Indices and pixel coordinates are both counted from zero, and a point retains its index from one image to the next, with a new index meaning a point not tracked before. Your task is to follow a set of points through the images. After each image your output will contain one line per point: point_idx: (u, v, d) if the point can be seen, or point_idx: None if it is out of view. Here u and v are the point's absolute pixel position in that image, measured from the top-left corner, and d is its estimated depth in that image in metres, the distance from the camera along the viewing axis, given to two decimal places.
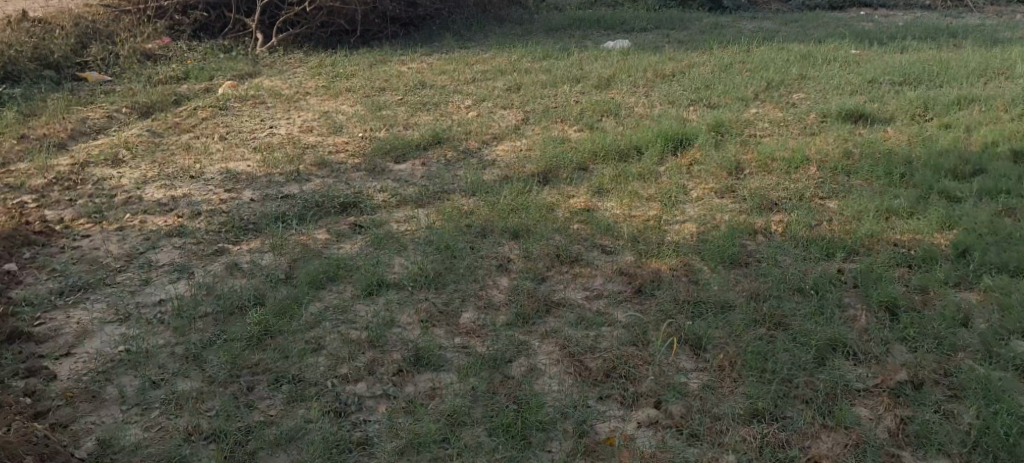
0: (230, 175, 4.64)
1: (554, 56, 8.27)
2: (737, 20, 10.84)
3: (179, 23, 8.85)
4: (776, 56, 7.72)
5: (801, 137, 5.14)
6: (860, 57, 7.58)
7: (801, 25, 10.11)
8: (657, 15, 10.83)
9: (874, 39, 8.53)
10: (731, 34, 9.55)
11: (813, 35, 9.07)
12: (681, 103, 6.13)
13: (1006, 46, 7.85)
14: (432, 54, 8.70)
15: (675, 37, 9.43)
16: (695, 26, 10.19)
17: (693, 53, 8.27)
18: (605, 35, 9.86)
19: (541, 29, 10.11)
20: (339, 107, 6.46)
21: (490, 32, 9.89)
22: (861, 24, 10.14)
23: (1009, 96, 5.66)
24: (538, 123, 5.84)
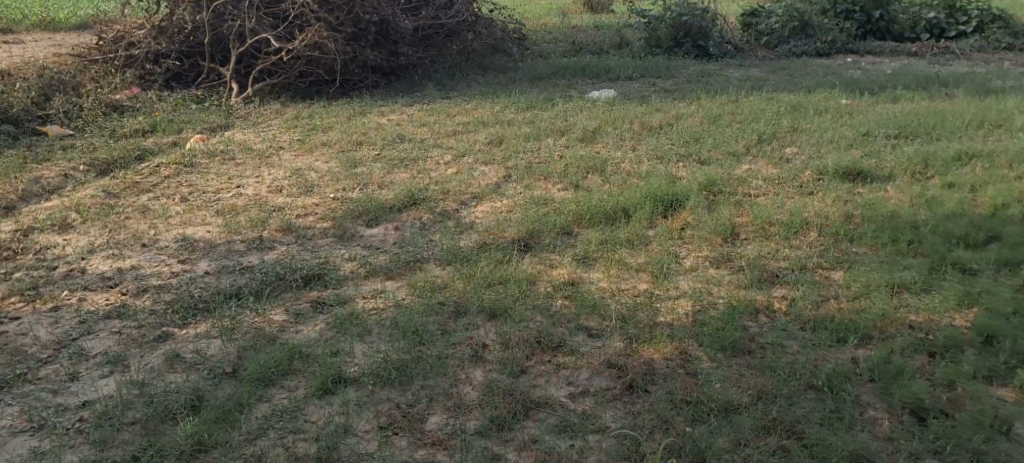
0: (186, 243, 4.40)
1: (538, 107, 8.01)
2: (725, 67, 10.66)
3: (150, 72, 8.64)
4: (766, 106, 7.47)
5: (797, 198, 4.86)
6: (853, 108, 7.34)
7: (790, 73, 9.91)
8: (643, 63, 10.62)
9: (866, 88, 8.32)
10: (719, 82, 9.33)
11: (803, 84, 8.85)
12: (670, 159, 5.85)
13: (1001, 95, 7.65)
14: (411, 104, 8.42)
15: (662, 85, 9.20)
16: (682, 74, 9.97)
17: (680, 102, 8.02)
18: (590, 83, 9.62)
19: (525, 78, 9.86)
20: (311, 163, 6.16)
21: (473, 81, 9.64)
22: (851, 72, 9.96)
23: (1013, 151, 5.41)
24: (519, 181, 5.53)
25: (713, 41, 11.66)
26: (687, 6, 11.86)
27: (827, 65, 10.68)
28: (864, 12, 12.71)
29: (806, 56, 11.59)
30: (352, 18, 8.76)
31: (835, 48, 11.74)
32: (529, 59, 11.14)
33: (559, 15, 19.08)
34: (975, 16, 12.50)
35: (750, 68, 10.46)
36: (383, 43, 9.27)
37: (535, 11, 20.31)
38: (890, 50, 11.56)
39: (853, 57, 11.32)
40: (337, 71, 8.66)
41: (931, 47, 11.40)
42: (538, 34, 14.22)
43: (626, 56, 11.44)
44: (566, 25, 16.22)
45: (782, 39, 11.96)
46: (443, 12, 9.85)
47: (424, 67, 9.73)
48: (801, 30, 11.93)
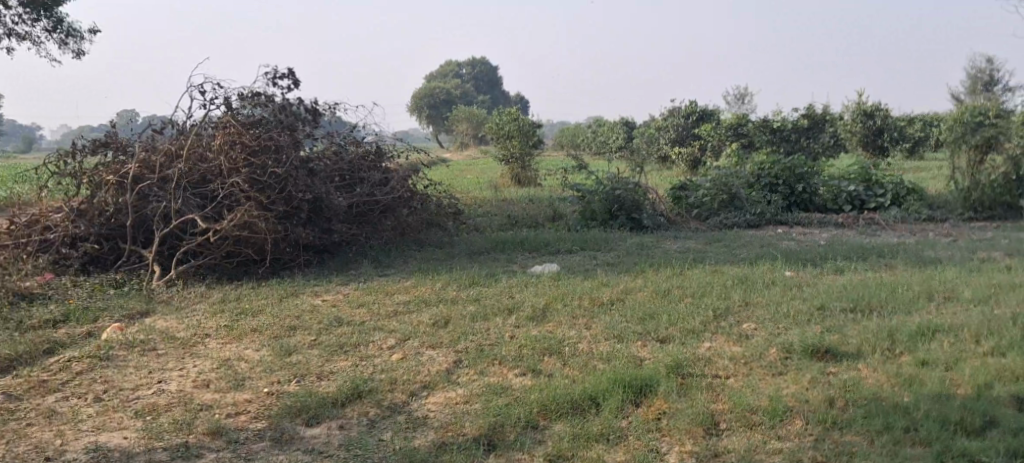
0: (100, 453, 3.89)
1: (481, 283, 7.76)
2: (662, 239, 10.73)
3: (65, 256, 8.19)
4: (713, 279, 7.38)
5: (769, 380, 4.61)
6: (799, 280, 7.31)
7: (727, 244, 9.99)
8: (580, 236, 10.60)
9: (805, 258, 8.36)
10: (659, 254, 9.30)
11: (743, 256, 8.88)
12: (628, 336, 5.60)
13: (939, 265, 7.75)
14: (349, 283, 8.10)
15: (604, 259, 9.12)
16: (620, 247, 9.94)
17: (625, 276, 7.89)
18: (530, 257, 9.48)
19: (464, 253, 9.67)
20: (242, 352, 5.73)
21: (410, 258, 9.39)
22: (785, 243, 10.10)
23: (972, 324, 5.35)
24: (473, 365, 5.16)
25: (646, 213, 11.80)
26: (619, 180, 12.05)
27: (760, 236, 10.82)
28: (788, 185, 13.23)
29: (738, 227, 11.77)
30: (284, 196, 8.48)
31: (765, 219, 11.91)
32: (466, 234, 11.01)
33: (486, 188, 19.26)
34: (891, 188, 13.11)
35: (687, 240, 10.57)
36: (316, 221, 8.99)
37: (463, 184, 20.51)
38: (817, 221, 11.85)
39: (783, 228, 11.57)
40: (267, 250, 8.29)
41: (856, 218, 11.77)
42: (470, 207, 14.21)
43: (562, 230, 11.43)
44: (496, 199, 16.32)
45: (713, 211, 12.24)
46: (379, 188, 9.68)
47: (359, 244, 9.45)
48: (730, 202, 12.29)
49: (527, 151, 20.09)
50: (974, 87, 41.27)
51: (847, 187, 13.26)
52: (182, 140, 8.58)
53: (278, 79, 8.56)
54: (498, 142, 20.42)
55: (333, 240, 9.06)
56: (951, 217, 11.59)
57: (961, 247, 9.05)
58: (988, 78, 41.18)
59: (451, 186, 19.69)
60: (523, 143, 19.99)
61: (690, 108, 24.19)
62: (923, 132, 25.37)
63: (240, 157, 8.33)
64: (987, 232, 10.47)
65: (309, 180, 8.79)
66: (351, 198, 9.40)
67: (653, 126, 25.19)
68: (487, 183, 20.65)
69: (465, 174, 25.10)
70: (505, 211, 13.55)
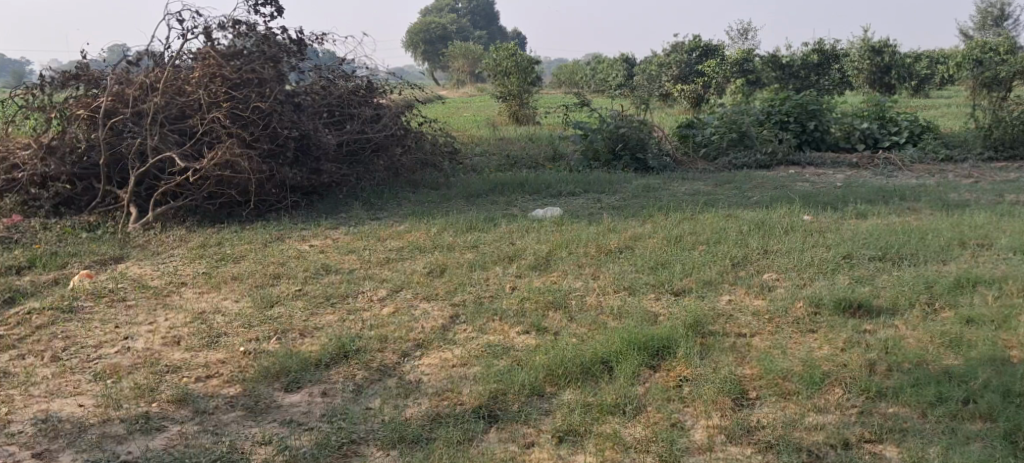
0: (47, 427, 3.48)
1: (478, 228, 7.28)
2: (668, 181, 10.21)
3: (35, 197, 7.72)
4: (727, 224, 6.91)
5: (798, 341, 4.17)
6: (818, 225, 6.84)
7: (737, 186, 9.50)
8: (583, 177, 10.09)
9: (823, 201, 7.87)
10: (666, 197, 8.81)
11: (755, 199, 8.40)
12: (638, 289, 5.15)
13: (966, 209, 7.28)
14: (338, 227, 7.62)
15: (608, 201, 8.63)
16: (625, 189, 9.44)
17: (632, 220, 7.41)
18: (531, 199, 8.98)
19: (461, 195, 9.16)
20: (219, 304, 5.27)
21: (404, 200, 8.89)
22: (798, 184, 9.61)
23: (1016, 276, 4.89)
24: (470, 321, 4.72)
25: (651, 153, 11.26)
26: (623, 118, 11.48)
27: (771, 177, 10.29)
28: (799, 123, 12.65)
29: (747, 168, 11.23)
30: (269, 134, 7.92)
31: (776, 160, 11.35)
32: (462, 176, 10.50)
33: (483, 127, 18.63)
34: (905, 127, 12.55)
35: (695, 181, 10.07)
36: (304, 160, 8.46)
37: (458, 123, 19.85)
38: (830, 161, 11.31)
39: (794, 169, 11.03)
40: (252, 193, 7.77)
41: (871, 158, 11.24)
42: (467, 147, 13.64)
43: (563, 171, 10.90)
44: (493, 137, 15.72)
45: (721, 151, 11.70)
46: (370, 126, 9.12)
47: (350, 186, 8.95)
48: (739, 142, 11.73)
49: (525, 88, 19.38)
50: (983, 23, 40.23)
51: (860, 126, 12.70)
52: (158, 72, 7.96)
53: (260, 7, 7.90)
54: (494, 78, 19.69)
55: (322, 181, 8.55)
56: (971, 157, 11.07)
57: (986, 189, 8.56)
58: (998, 13, 40.12)
59: (447, 125, 19.04)
60: (521, 80, 19.27)
61: (693, 44, 23.38)
62: (930, 70, 24.69)
63: (221, 90, 7.75)
64: (1010, 172, 9.96)
65: (296, 116, 8.22)
66: (341, 136, 8.84)
67: (655, 61, 24.38)
68: (484, 121, 20.00)
69: (461, 112, 24.39)
70: (503, 150, 12.99)
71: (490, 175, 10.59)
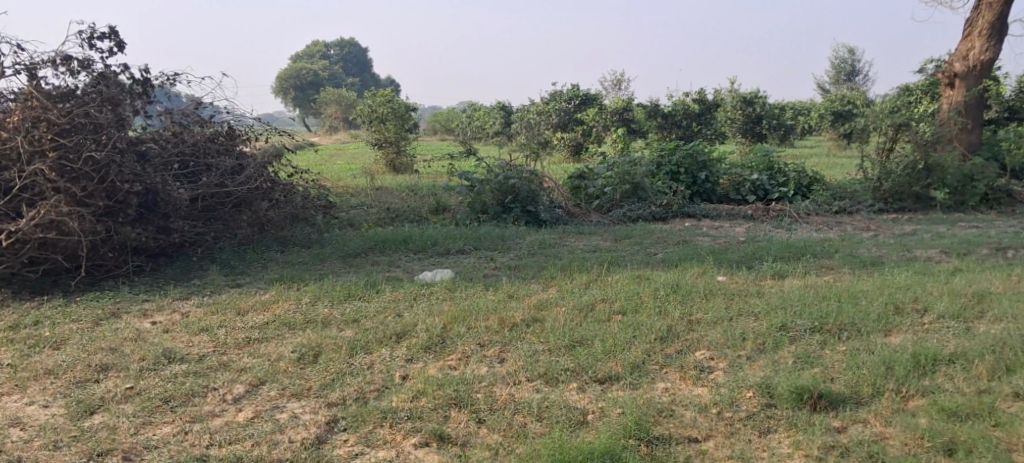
0: None
1: (357, 296, 6.28)
2: (564, 235, 9.51)
3: None
4: (638, 288, 6.20)
5: (761, 451, 3.49)
6: (736, 289, 6.23)
7: (637, 241, 8.90)
8: (472, 232, 9.27)
9: (733, 259, 7.33)
10: (565, 255, 8.08)
11: (661, 257, 7.79)
12: (557, 376, 4.31)
13: (882, 268, 6.87)
14: (190, 297, 6.44)
15: (503, 261, 7.83)
16: (519, 246, 8.67)
17: (532, 284, 6.61)
18: (417, 260, 8.06)
19: (336, 254, 8.14)
20: (20, 413, 4.06)
21: (271, 261, 7.79)
22: (700, 238, 9.10)
23: (978, 352, 4.35)
24: (354, 428, 3.74)
25: (542, 206, 10.58)
26: (511, 168, 10.77)
27: (670, 231, 9.77)
28: (690, 174, 12.30)
29: (642, 220, 10.70)
30: (107, 188, 6.71)
31: (671, 212, 10.86)
32: (338, 233, 9.46)
33: (358, 176, 17.55)
34: (793, 178, 12.41)
35: (592, 237, 9.41)
36: (150, 217, 7.28)
37: (331, 172, 18.67)
38: (725, 213, 10.94)
39: (690, 222, 10.58)
40: (82, 257, 6.54)
41: (765, 210, 10.94)
42: (341, 199, 12.56)
43: (449, 226, 10.04)
44: (369, 188, 14.68)
45: (614, 203, 11.14)
46: (230, 177, 8.02)
47: (205, 245, 7.81)
48: (633, 193, 11.22)
49: (402, 136, 18.66)
50: (837, 77, 42.36)
51: (750, 176, 12.47)
52: None
53: (96, 41, 6.71)
54: (369, 124, 18.68)
55: (171, 240, 7.39)
56: (862, 209, 10.95)
57: (891, 244, 8.27)
58: (851, 68, 42.39)
59: (318, 174, 17.84)
60: (397, 127, 18.37)
61: (572, 92, 23.16)
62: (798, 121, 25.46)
63: (44, 137, 6.44)
64: (905, 225, 9.83)
65: (139, 167, 7.05)
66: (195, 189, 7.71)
67: (533, 109, 24.00)
68: (358, 170, 18.91)
69: (333, 160, 23.16)
70: (381, 203, 12.00)
71: (368, 231, 9.59)
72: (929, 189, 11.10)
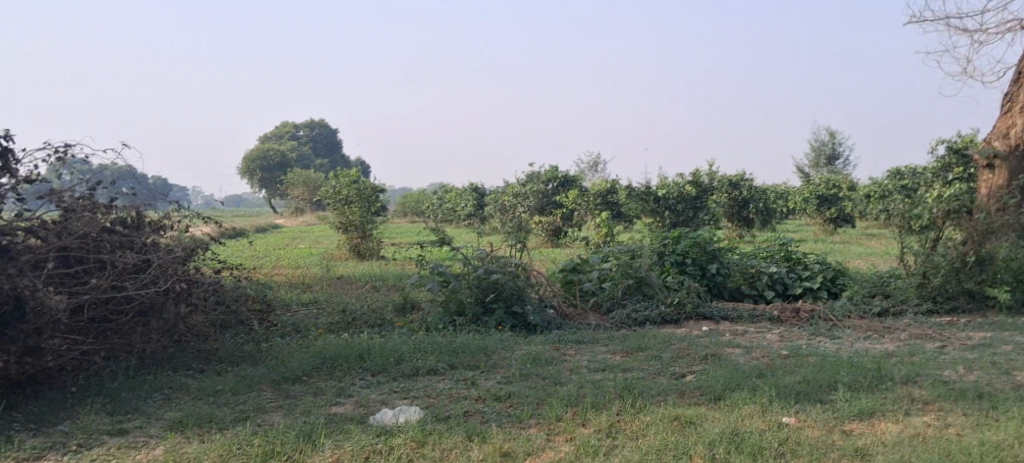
0: None
1: (284, 455, 4.37)
2: (560, 346, 7.70)
3: None
4: (685, 441, 4.36)
5: None
6: (823, 443, 4.42)
7: (653, 355, 7.08)
8: (446, 343, 7.39)
9: (795, 389, 5.54)
10: (568, 378, 6.23)
11: (693, 382, 5.99)
12: None
13: (1001, 405, 5.10)
14: (43, 456, 4.50)
15: (488, 387, 5.97)
16: (506, 363, 6.81)
17: (532, 433, 4.76)
18: (375, 385, 6.18)
19: (269, 377, 6.21)
20: None
21: (179, 390, 5.85)
22: (731, 351, 7.33)
23: None
24: None
25: (531, 306, 8.78)
26: (493, 259, 9.01)
27: (690, 339, 7.98)
28: (698, 266, 10.59)
29: (650, 323, 8.87)
30: None
31: (684, 312, 9.04)
32: (277, 345, 7.52)
33: (318, 264, 15.73)
34: (816, 271, 10.77)
35: (595, 348, 7.58)
36: (12, 332, 5.39)
37: (288, 258, 16.82)
38: (746, 313, 9.13)
39: (708, 325, 8.82)
40: None
41: (794, 311, 9.18)
42: (293, 295, 10.66)
43: (417, 332, 8.15)
44: (328, 281, 12.82)
45: (615, 301, 9.32)
46: (132, 276, 6.15)
47: (93, 367, 5.89)
48: (637, 290, 9.45)
49: (369, 218, 16.79)
50: (816, 160, 41.56)
51: (766, 269, 10.77)
52: None
53: None
54: (332, 207, 16.95)
55: (42, 365, 5.48)
56: (907, 311, 9.29)
57: (978, 362, 6.53)
58: (829, 152, 41.57)
59: (274, 262, 16.00)
60: (364, 209, 16.68)
61: (551, 174, 21.74)
62: None
63: None
64: (970, 332, 8.14)
65: None
66: (81, 294, 5.84)
67: (509, 191, 22.42)
68: (319, 256, 17.08)
69: (296, 245, 21.33)
70: (338, 300, 10.11)
71: (315, 341, 7.66)
72: (983, 286, 9.46)
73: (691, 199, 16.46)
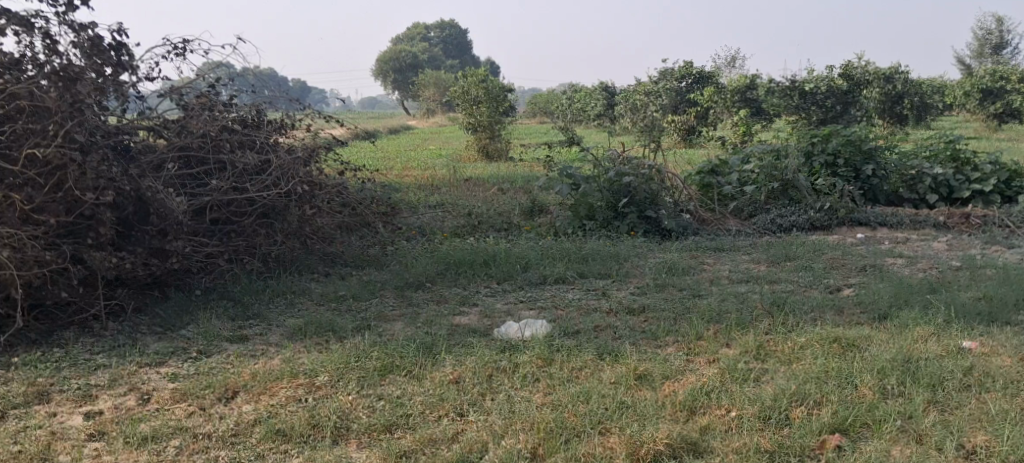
0: None
1: (403, 369, 4.13)
2: (698, 253, 7.16)
3: None
4: (847, 368, 3.83)
5: None
6: (1017, 374, 3.78)
7: (803, 265, 6.45)
8: (576, 249, 6.99)
9: (975, 307, 4.84)
10: (709, 291, 5.71)
11: (852, 297, 5.36)
12: None
13: None
14: (166, 362, 4.44)
15: (620, 299, 5.55)
16: (640, 272, 6.35)
17: (669, 353, 4.34)
18: (500, 293, 5.88)
19: (392, 283, 6.01)
20: None
21: (302, 296, 5.72)
22: (892, 262, 6.59)
23: None
24: None
25: (666, 210, 8.22)
26: (625, 161, 8.46)
27: (844, 248, 7.25)
28: (852, 167, 9.67)
29: (797, 230, 8.16)
30: (65, 199, 4.82)
31: (836, 218, 8.25)
32: (402, 250, 7.33)
33: (447, 166, 15.58)
34: (989, 172, 9.64)
35: (737, 257, 6.99)
36: (137, 234, 5.35)
37: (418, 160, 16.76)
38: (906, 219, 8.23)
39: (863, 232, 8.03)
40: (20, 304, 4.70)
41: (963, 217, 8.21)
42: (421, 198, 10.50)
43: (545, 238, 7.80)
44: (456, 183, 12.62)
45: (758, 206, 8.61)
46: (253, 178, 6.01)
47: (219, 270, 5.85)
48: (782, 193, 8.71)
49: (497, 118, 16.42)
50: (981, 50, 37.95)
51: (929, 170, 9.72)
52: None
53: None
54: (460, 107, 16.67)
55: (167, 267, 5.43)
56: None
57: None
58: (997, 41, 37.76)
59: (404, 164, 15.96)
60: (492, 109, 16.31)
61: (686, 71, 20.63)
62: None
63: None
64: None
65: (117, 169, 5.11)
66: (204, 196, 5.75)
67: (641, 90, 21.50)
68: (448, 158, 16.94)
69: (426, 147, 21.31)
70: (465, 202, 9.86)
71: (440, 245, 7.42)
72: None
73: (841, 95, 15.16)
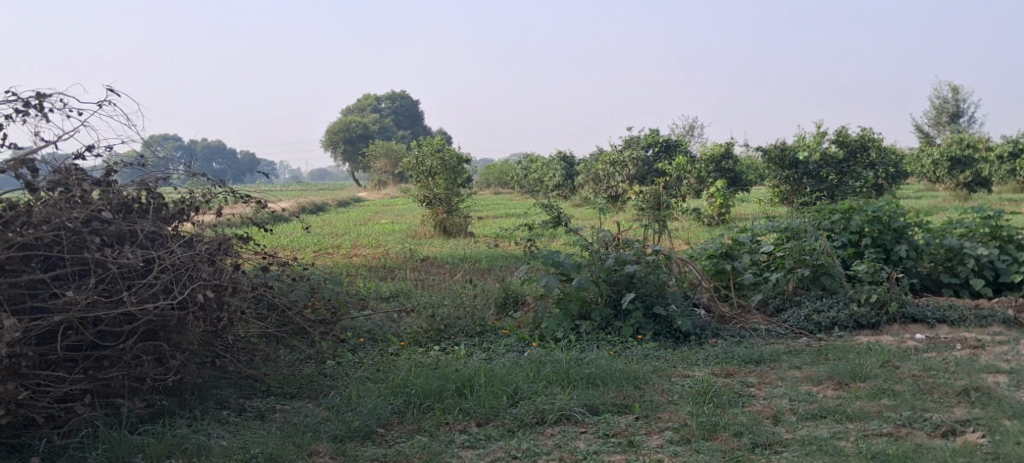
0: None
1: None
2: (731, 366, 5.56)
3: None
4: None
5: None
6: None
7: (883, 388, 4.86)
8: (575, 366, 5.34)
9: None
10: (780, 437, 4.09)
11: (989, 449, 3.78)
12: None
13: None
14: None
15: (657, 456, 3.90)
16: (671, 401, 4.71)
17: None
18: (486, 442, 4.18)
19: (331, 432, 4.27)
20: None
21: (196, 459, 3.96)
22: (993, 381, 5.04)
23: None
24: None
25: (677, 308, 6.62)
26: (624, 244, 6.88)
27: (916, 357, 5.69)
28: (882, 247, 8.21)
29: (839, 328, 6.64)
30: None
31: (885, 313, 6.72)
32: (346, 370, 5.60)
33: (401, 243, 13.89)
34: None
35: (785, 372, 5.39)
36: None
37: (368, 237, 15.01)
38: (969, 314, 6.75)
39: (922, 333, 6.51)
40: None
41: None
42: (370, 287, 8.74)
43: (530, 348, 6.12)
44: (411, 264, 10.92)
45: (785, 298, 7.08)
46: (132, 283, 4.29)
47: (76, 422, 4.07)
48: (813, 283, 7.21)
49: (455, 191, 14.84)
50: (938, 118, 37.72)
51: (972, 249, 8.29)
52: None
53: None
54: (414, 179, 15.07)
55: None
56: None
57: None
58: (953, 109, 37.64)
59: (352, 242, 14.24)
60: (449, 182, 14.74)
61: (652, 139, 19.37)
62: None
63: None
64: None
65: None
66: (54, 313, 4.00)
67: (606, 159, 20.18)
68: (400, 234, 15.21)
69: (377, 220, 19.61)
70: (424, 293, 8.16)
71: (397, 362, 5.69)
72: None
73: (835, 164, 13.89)
